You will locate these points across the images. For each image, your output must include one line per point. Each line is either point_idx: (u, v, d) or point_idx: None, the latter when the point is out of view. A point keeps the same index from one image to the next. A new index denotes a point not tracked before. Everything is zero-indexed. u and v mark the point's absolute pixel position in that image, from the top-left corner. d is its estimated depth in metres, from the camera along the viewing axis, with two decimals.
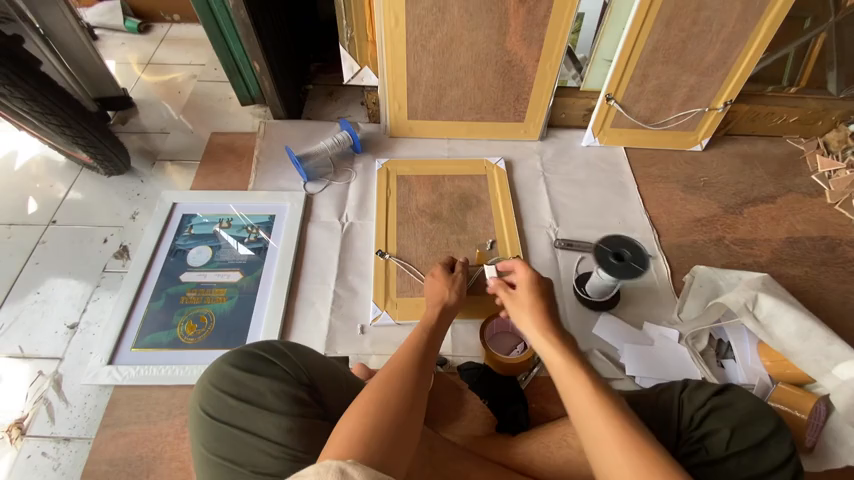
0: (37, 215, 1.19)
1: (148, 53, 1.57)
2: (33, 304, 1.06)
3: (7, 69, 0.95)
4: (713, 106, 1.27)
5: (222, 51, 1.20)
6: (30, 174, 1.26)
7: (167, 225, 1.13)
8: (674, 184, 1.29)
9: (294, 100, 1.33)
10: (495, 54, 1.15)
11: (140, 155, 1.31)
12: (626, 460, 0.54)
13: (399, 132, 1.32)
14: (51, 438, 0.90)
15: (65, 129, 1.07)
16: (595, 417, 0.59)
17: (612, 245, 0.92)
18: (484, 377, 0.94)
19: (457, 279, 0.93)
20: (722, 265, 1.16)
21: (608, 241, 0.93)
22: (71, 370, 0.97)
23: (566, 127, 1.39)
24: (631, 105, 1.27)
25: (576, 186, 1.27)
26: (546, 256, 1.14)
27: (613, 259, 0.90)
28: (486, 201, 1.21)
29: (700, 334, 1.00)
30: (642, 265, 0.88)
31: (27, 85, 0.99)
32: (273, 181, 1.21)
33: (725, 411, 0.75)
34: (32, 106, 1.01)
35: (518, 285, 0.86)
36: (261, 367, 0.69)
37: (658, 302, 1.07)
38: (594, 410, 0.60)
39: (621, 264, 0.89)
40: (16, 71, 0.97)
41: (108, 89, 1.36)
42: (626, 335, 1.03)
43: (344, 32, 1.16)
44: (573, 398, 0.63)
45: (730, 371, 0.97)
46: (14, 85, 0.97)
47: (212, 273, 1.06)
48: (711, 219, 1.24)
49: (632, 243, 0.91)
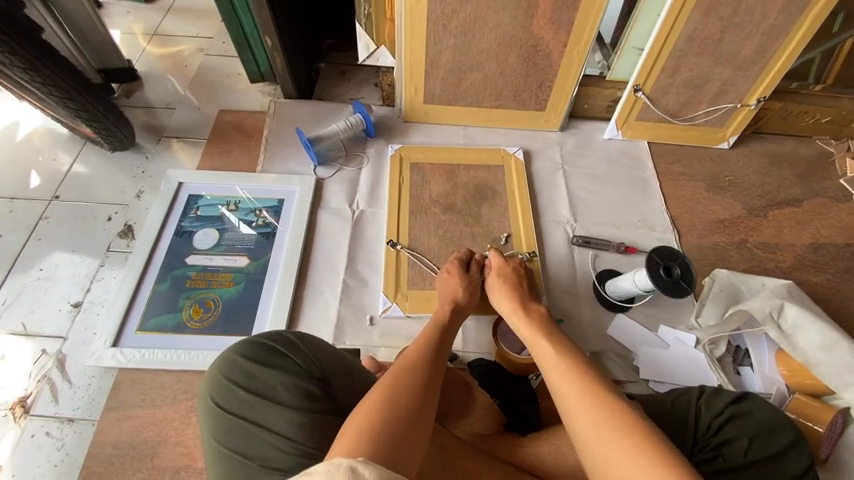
0: (39, 189, 1.16)
1: (154, 23, 1.50)
2: (36, 281, 1.04)
3: (7, 36, 0.90)
4: (745, 102, 1.21)
5: (231, 23, 1.14)
6: (33, 145, 1.22)
7: (173, 205, 1.10)
8: (698, 182, 1.25)
9: (306, 79, 1.28)
10: (520, 37, 1.09)
11: (145, 130, 1.27)
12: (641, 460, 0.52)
13: (414, 117, 1.26)
14: (55, 418, 0.89)
15: (67, 102, 1.03)
16: (600, 417, 0.58)
17: (663, 257, 0.91)
18: (494, 375, 0.90)
19: (474, 276, 0.91)
20: (743, 270, 1.12)
21: (659, 252, 0.92)
22: (75, 350, 0.95)
23: (588, 118, 1.33)
24: (659, 98, 1.21)
25: (596, 182, 1.22)
26: (562, 252, 1.11)
27: (663, 274, 0.89)
28: (502, 193, 1.17)
29: (719, 340, 0.97)
30: (688, 285, 0.89)
31: (28, 53, 0.94)
32: (282, 163, 1.17)
33: (744, 421, 0.72)
34: (33, 76, 0.96)
35: (497, 274, 0.89)
36: (272, 359, 0.66)
37: (677, 305, 1.04)
38: (596, 409, 0.59)
39: (670, 280, 0.88)
40: (16, 38, 0.91)
41: (112, 60, 1.30)
42: (641, 338, 1.00)
43: (362, 8, 1.10)
44: (579, 402, 0.61)
45: (746, 379, 0.95)
46: (14, 54, 0.92)
47: (219, 256, 1.03)
48: (734, 220, 1.19)
49: (682, 259, 0.91)
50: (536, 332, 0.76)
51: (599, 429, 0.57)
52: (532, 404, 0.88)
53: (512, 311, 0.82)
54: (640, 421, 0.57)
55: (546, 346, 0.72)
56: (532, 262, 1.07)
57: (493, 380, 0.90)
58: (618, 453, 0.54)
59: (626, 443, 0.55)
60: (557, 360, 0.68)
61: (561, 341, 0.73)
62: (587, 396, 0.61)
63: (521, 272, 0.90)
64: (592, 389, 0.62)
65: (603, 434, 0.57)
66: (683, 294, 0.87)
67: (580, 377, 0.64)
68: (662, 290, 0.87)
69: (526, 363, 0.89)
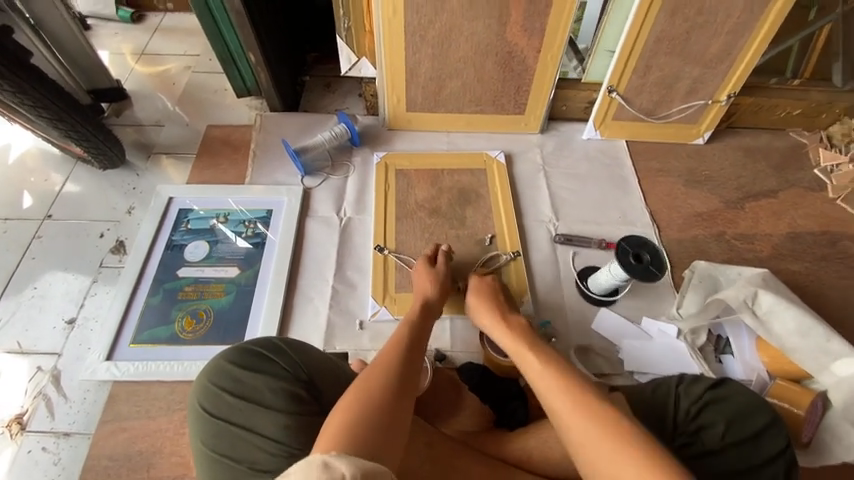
0: (32, 209, 1.18)
1: (142, 43, 1.54)
2: (31, 299, 1.06)
3: None
4: (717, 99, 1.25)
5: (217, 43, 1.16)
6: (25, 167, 1.25)
7: (164, 220, 1.12)
8: (676, 178, 1.28)
9: (291, 92, 1.31)
10: (495, 44, 1.13)
11: (135, 148, 1.30)
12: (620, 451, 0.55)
13: (398, 124, 1.29)
14: (51, 433, 0.90)
15: (58, 123, 1.05)
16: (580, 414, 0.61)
17: (632, 245, 0.93)
18: (482, 380, 0.92)
19: (441, 269, 0.94)
20: (723, 260, 1.15)
21: (629, 240, 0.93)
22: (70, 365, 0.96)
23: (567, 120, 1.37)
24: (633, 98, 1.25)
25: (576, 181, 1.26)
26: (546, 251, 1.14)
27: (633, 260, 0.91)
28: (485, 196, 1.20)
29: (699, 330, 1.00)
30: (659, 269, 0.90)
31: (16, 76, 0.96)
32: (269, 175, 1.20)
33: (722, 405, 0.74)
34: (23, 99, 0.99)
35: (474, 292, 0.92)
36: (259, 363, 0.68)
37: (659, 297, 1.07)
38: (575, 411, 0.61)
39: (640, 265, 0.90)
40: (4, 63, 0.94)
41: (102, 80, 1.34)
42: (624, 332, 1.02)
43: (341, 22, 1.14)
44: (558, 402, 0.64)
45: (728, 367, 0.98)
46: (3, 78, 0.94)
47: (210, 268, 1.06)
48: (713, 213, 1.23)
49: (652, 246, 0.92)
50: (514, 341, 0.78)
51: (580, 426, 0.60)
52: (517, 401, 0.90)
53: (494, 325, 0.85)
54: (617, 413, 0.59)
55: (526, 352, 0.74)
56: (516, 261, 1.10)
57: (480, 383, 0.92)
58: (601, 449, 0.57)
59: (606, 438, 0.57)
60: (537, 366, 0.70)
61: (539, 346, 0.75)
62: (561, 391, 0.64)
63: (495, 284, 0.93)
64: (570, 392, 0.64)
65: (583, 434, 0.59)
66: (653, 278, 0.89)
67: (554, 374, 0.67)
68: (635, 276, 0.90)
69: (510, 366, 0.91)
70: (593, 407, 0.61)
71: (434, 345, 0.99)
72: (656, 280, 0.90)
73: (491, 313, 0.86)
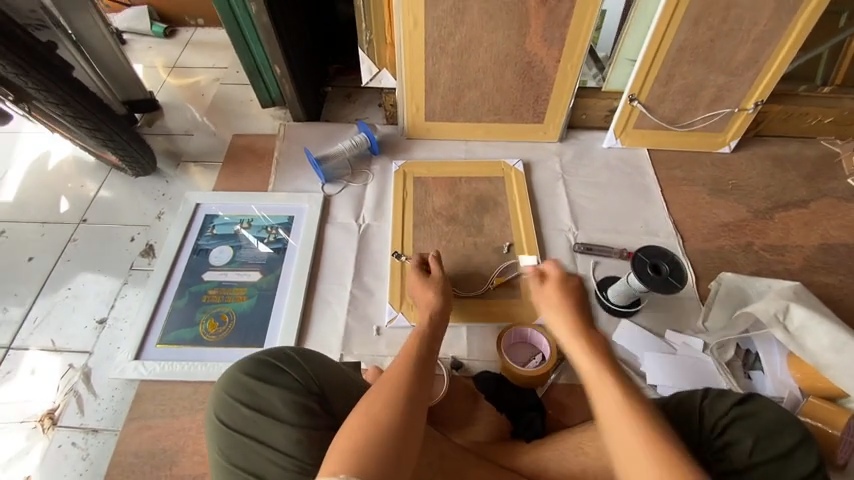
0: (69, 214, 1.25)
1: (174, 57, 1.62)
2: (64, 300, 1.11)
3: (42, 75, 0.99)
4: (743, 107, 1.22)
5: (244, 54, 1.21)
6: (64, 173, 1.32)
7: (191, 225, 1.16)
8: (700, 186, 1.25)
9: (314, 102, 1.35)
10: (515, 55, 1.14)
11: (166, 156, 1.36)
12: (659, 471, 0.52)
13: (416, 133, 1.31)
14: (80, 429, 0.93)
15: (96, 132, 1.12)
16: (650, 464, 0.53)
17: (650, 255, 0.91)
18: (499, 390, 0.91)
19: (436, 277, 0.97)
20: (751, 272, 1.11)
21: (646, 251, 0.92)
22: (99, 364, 1.00)
23: (587, 128, 1.36)
24: (655, 106, 1.23)
25: (596, 189, 1.24)
26: (565, 260, 1.12)
27: (650, 271, 0.89)
28: (503, 204, 1.20)
29: (726, 344, 0.97)
30: (679, 281, 0.88)
31: (60, 89, 1.02)
32: (292, 182, 1.23)
33: (749, 421, 0.71)
34: (66, 111, 1.05)
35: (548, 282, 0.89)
36: (272, 375, 0.69)
37: (683, 310, 1.04)
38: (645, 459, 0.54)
39: (658, 277, 0.89)
40: (50, 77, 1.00)
41: (137, 92, 1.41)
42: (647, 343, 1.00)
43: (363, 35, 1.16)
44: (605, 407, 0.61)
45: (757, 383, 0.94)
46: (48, 91, 1.00)
47: (234, 272, 1.09)
48: (740, 223, 1.19)
49: (672, 257, 0.90)
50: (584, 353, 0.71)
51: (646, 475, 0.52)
52: (534, 411, 0.88)
53: (564, 323, 0.79)
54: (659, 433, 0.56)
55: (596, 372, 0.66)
56: None
57: (497, 392, 0.91)
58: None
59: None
60: (605, 391, 0.62)
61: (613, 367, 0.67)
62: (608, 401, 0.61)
63: (579, 288, 0.87)
64: (640, 433, 0.56)
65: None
66: (674, 290, 0.87)
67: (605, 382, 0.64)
68: (652, 288, 0.88)
69: (532, 376, 0.89)
70: (664, 455, 0.53)
71: (451, 353, 0.98)
72: (675, 292, 0.88)
73: (564, 314, 0.81)
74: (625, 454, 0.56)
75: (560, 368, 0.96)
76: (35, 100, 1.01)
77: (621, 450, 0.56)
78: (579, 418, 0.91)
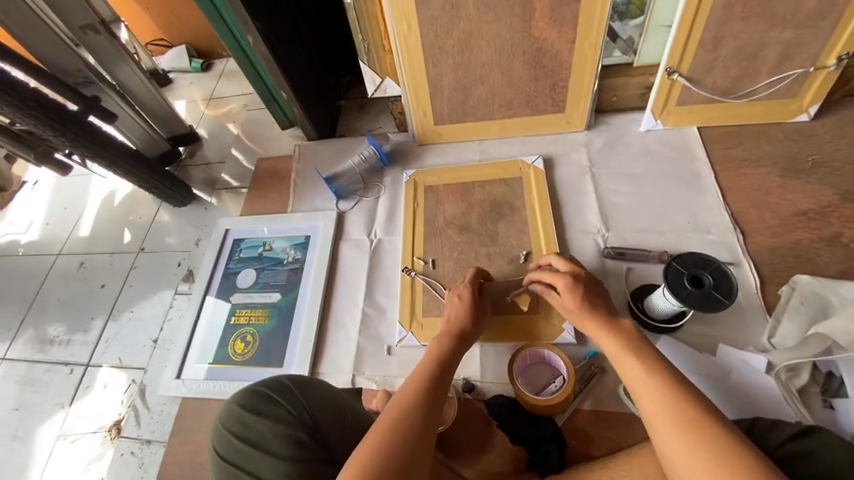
0: (131, 243, 1.42)
1: (209, 89, 1.74)
2: (128, 321, 1.27)
3: (76, 133, 1.10)
4: (821, 65, 0.98)
5: (258, 84, 1.24)
6: (125, 208, 1.50)
7: (221, 250, 1.25)
8: (767, 167, 1.03)
9: (326, 120, 1.36)
10: (521, 44, 1.03)
11: (204, 185, 1.47)
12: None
13: (427, 139, 1.26)
14: (138, 440, 1.06)
15: (130, 176, 1.25)
16: (682, 436, 0.58)
17: (687, 265, 0.78)
18: (513, 416, 0.84)
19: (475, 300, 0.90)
20: (839, 272, 0.89)
21: (684, 260, 0.79)
22: (151, 381, 1.13)
23: (620, 111, 1.19)
24: (702, 77, 1.03)
25: (631, 182, 1.09)
26: (592, 267, 1.00)
27: (689, 285, 0.76)
28: (520, 207, 1.10)
29: (799, 367, 0.79)
30: (726, 297, 0.74)
31: (92, 143, 1.14)
32: (309, 202, 1.26)
33: (796, 466, 0.60)
34: (101, 161, 1.18)
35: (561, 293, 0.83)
36: (266, 407, 0.74)
37: (742, 322, 0.88)
38: (677, 432, 0.58)
39: (699, 292, 0.75)
40: (83, 134, 1.12)
41: (178, 128, 1.54)
42: (697, 362, 0.85)
43: (361, 46, 1.13)
44: (665, 421, 0.60)
45: (841, 415, 0.75)
46: (82, 146, 1.13)
47: (258, 293, 1.15)
48: (823, 210, 0.96)
49: (717, 266, 0.77)
50: (614, 343, 0.73)
51: (680, 446, 0.58)
52: (552, 444, 0.80)
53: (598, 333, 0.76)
54: (737, 447, 0.54)
55: (625, 357, 0.70)
56: None
57: (509, 421, 0.84)
58: (699, 473, 0.55)
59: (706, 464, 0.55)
60: (639, 375, 0.67)
61: (645, 351, 0.70)
62: (669, 409, 0.61)
63: (591, 283, 0.82)
64: (673, 407, 0.61)
65: (685, 459, 0.57)
66: (719, 308, 0.73)
67: (664, 391, 0.63)
68: (691, 306, 0.75)
69: (549, 405, 0.81)
70: (743, 468, 0.52)
71: (463, 374, 0.94)
72: (723, 310, 0.74)
73: (594, 321, 0.78)
74: (658, 427, 0.61)
75: (584, 393, 0.86)
76: (79, 153, 1.15)
77: (654, 424, 0.62)
78: (607, 450, 0.82)
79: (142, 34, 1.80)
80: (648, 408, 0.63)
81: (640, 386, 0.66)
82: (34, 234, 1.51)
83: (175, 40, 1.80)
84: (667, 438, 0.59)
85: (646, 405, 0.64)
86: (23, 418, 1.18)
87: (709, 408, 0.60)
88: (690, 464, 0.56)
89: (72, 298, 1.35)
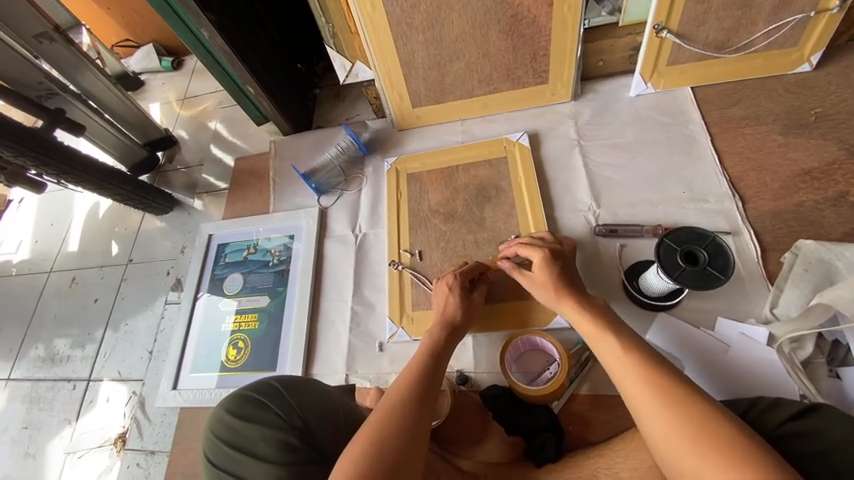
0: (119, 254, 1.40)
1: (182, 88, 1.65)
2: (123, 334, 1.27)
3: (38, 152, 1.07)
4: (823, 8, 0.89)
5: (224, 79, 1.18)
6: (108, 220, 1.47)
7: (207, 256, 1.23)
8: (767, 124, 0.97)
9: (300, 112, 1.31)
10: (494, 12, 0.95)
11: (185, 190, 1.43)
12: (721, 461, 0.49)
13: (407, 123, 1.20)
14: (142, 451, 1.08)
15: (100, 190, 1.23)
16: (663, 413, 0.55)
17: (680, 241, 0.77)
18: (507, 405, 0.83)
19: (460, 287, 0.86)
20: (845, 234, 0.84)
21: (677, 236, 0.78)
22: (151, 392, 1.15)
23: (608, 76, 1.12)
24: (694, 32, 0.95)
25: (621, 152, 1.03)
26: (584, 246, 0.96)
27: (682, 261, 0.76)
28: (507, 189, 1.05)
29: (803, 338, 0.76)
30: (723, 272, 0.74)
31: (55, 162, 1.11)
32: (290, 199, 1.23)
33: (794, 445, 0.58)
34: (67, 177, 1.16)
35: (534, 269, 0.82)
36: (255, 412, 0.71)
37: (742, 294, 0.85)
38: (657, 411, 0.56)
39: (694, 268, 0.75)
40: (45, 153, 1.08)
41: (153, 132, 1.48)
42: (692, 341, 0.82)
43: (326, 30, 1.05)
44: (646, 403, 0.58)
45: (849, 386, 0.73)
46: (46, 164, 1.10)
47: (246, 298, 1.13)
48: (827, 168, 0.90)
49: (711, 241, 0.77)
50: (590, 319, 0.72)
51: (660, 422, 0.55)
52: (548, 432, 0.79)
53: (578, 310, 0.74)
54: (718, 422, 0.52)
55: (601, 335, 0.68)
56: None
57: (504, 411, 0.83)
58: (687, 458, 0.51)
59: (689, 441, 0.52)
60: (619, 355, 0.64)
61: (622, 329, 0.68)
62: (648, 389, 0.58)
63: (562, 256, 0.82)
64: (653, 383, 0.58)
65: (669, 440, 0.54)
66: (715, 284, 0.73)
67: (642, 369, 0.61)
68: (685, 282, 0.74)
69: (541, 395, 0.79)
70: (728, 443, 0.50)
71: (457, 366, 0.92)
72: (718, 285, 0.74)
73: (572, 295, 0.76)
74: (639, 405, 0.59)
75: (580, 378, 0.84)
76: (47, 170, 1.13)
77: (634, 401, 0.60)
78: (605, 434, 0.81)
79: (107, 36, 1.72)
80: (628, 387, 0.61)
81: (618, 365, 0.64)
82: (25, 253, 1.49)
83: (141, 39, 1.72)
84: (650, 420, 0.57)
85: (625, 383, 0.62)
86: (33, 435, 1.20)
87: (699, 390, 0.57)
88: (678, 449, 0.53)
89: (67, 314, 1.35)
